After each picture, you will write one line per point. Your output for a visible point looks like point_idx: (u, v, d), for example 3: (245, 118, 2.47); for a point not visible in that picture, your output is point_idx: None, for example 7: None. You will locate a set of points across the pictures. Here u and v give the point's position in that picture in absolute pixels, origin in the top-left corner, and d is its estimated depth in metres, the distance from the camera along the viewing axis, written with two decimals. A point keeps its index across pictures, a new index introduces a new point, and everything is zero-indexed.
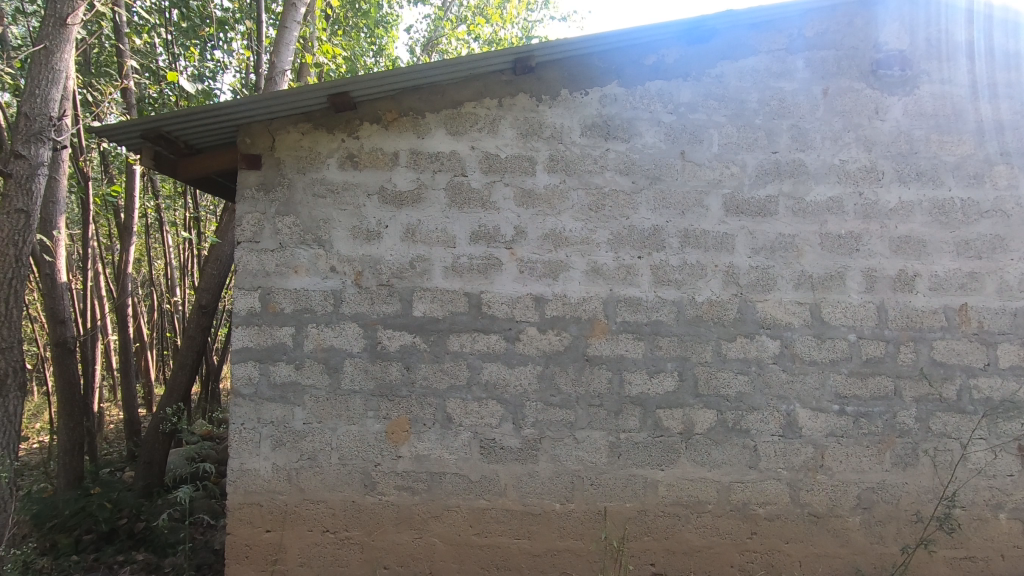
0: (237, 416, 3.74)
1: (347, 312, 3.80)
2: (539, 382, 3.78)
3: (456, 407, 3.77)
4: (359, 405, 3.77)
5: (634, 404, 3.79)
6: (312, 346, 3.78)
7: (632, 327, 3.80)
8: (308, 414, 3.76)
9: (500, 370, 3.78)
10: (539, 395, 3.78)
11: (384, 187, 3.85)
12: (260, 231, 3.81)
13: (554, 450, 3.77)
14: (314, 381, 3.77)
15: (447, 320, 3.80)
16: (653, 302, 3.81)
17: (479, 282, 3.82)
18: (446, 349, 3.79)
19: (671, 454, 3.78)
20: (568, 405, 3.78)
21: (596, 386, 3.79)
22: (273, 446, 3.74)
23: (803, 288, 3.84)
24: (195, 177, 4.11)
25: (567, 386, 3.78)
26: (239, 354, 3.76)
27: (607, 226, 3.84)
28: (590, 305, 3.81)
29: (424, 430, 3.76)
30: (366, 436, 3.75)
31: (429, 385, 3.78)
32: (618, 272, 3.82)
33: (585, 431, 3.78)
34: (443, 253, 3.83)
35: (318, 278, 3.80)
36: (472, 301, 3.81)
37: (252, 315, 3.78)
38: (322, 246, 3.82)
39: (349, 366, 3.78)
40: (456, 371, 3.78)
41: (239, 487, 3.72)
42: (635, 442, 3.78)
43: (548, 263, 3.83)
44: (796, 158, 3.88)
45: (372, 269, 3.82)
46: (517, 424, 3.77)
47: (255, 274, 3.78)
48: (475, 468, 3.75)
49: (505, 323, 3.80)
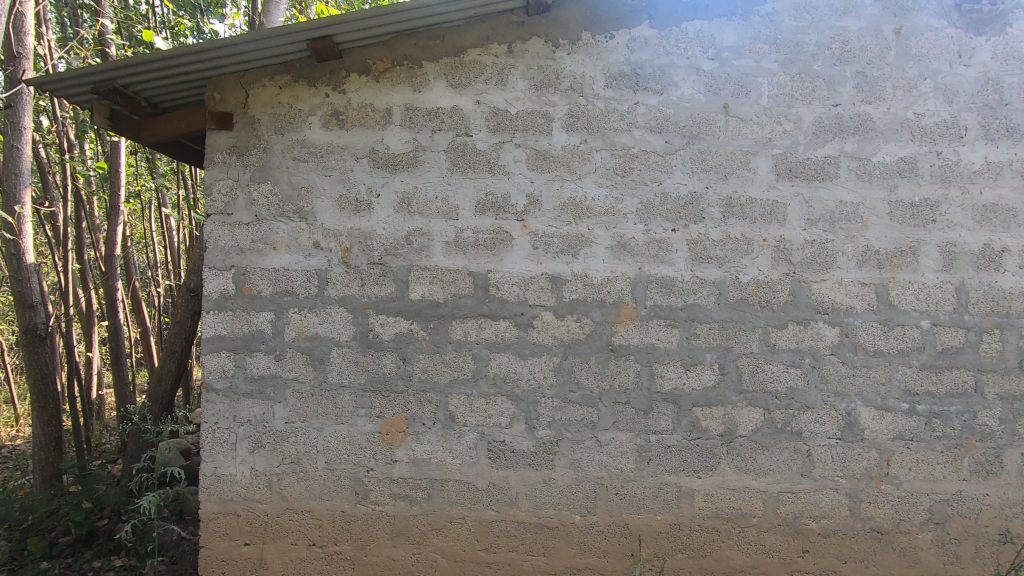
0: (210, 414, 3.27)
1: (333, 295, 3.28)
2: (557, 376, 3.26)
3: (460, 404, 3.26)
4: (349, 401, 3.28)
5: (667, 402, 3.26)
6: (294, 334, 3.28)
7: (665, 312, 3.25)
8: (291, 413, 3.28)
9: (511, 362, 3.26)
10: (556, 391, 3.26)
11: (375, 149, 3.31)
12: (233, 201, 3.30)
13: (574, 454, 3.26)
14: (297, 374, 3.28)
15: (450, 304, 3.28)
16: (690, 283, 3.25)
17: (485, 259, 3.28)
18: (449, 338, 3.28)
19: (710, 460, 3.25)
20: (590, 403, 3.26)
21: (623, 381, 3.26)
22: (251, 449, 3.27)
23: (869, 266, 3.25)
24: (161, 141, 3.60)
25: (589, 380, 3.26)
26: (212, 343, 3.28)
27: (636, 194, 3.27)
28: (615, 286, 3.26)
29: (423, 431, 3.27)
30: (357, 437, 3.27)
31: (429, 379, 3.27)
32: (649, 248, 3.26)
33: (609, 433, 3.26)
34: (445, 227, 3.29)
35: (300, 255, 3.29)
36: (478, 282, 3.28)
37: (225, 298, 3.28)
38: (305, 219, 3.30)
39: (337, 357, 3.28)
40: (460, 363, 3.27)
41: (213, 495, 3.26)
42: (667, 446, 3.25)
43: (567, 237, 3.28)
44: (861, 111, 3.27)
45: (362, 245, 3.29)
46: (530, 425, 3.26)
47: (228, 251, 3.29)
48: (483, 474, 3.26)
49: (517, 307, 3.27)
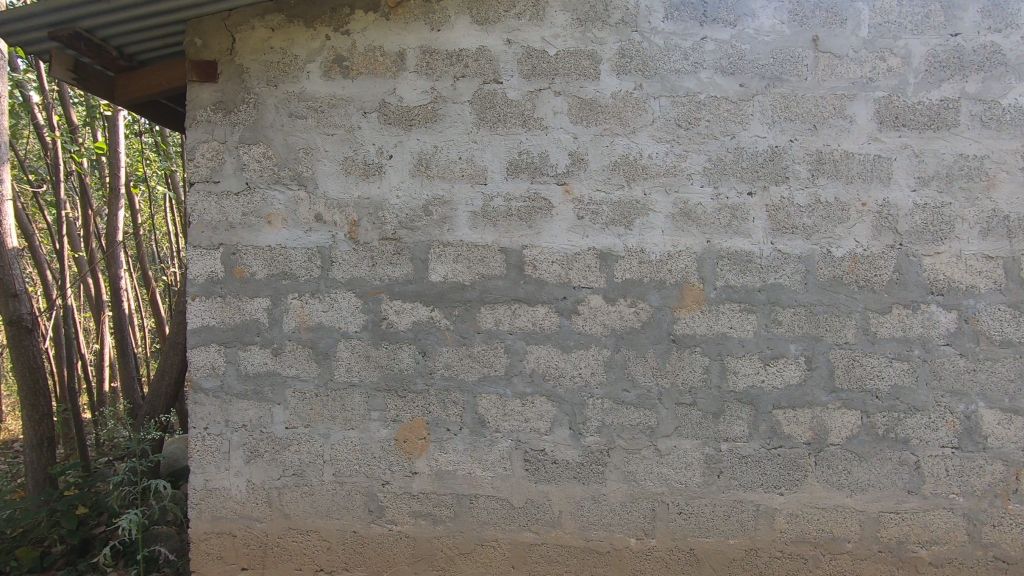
0: (199, 418, 2.79)
1: (339, 277, 2.76)
2: (608, 372, 2.71)
3: (491, 406, 2.73)
4: (360, 403, 2.77)
5: (742, 403, 2.69)
6: (295, 323, 2.78)
7: (739, 293, 2.68)
8: (292, 416, 2.78)
9: (552, 355, 2.72)
10: (607, 390, 2.71)
11: (386, 101, 2.76)
12: (219, 167, 2.78)
13: (628, 465, 2.72)
14: (299, 371, 2.78)
15: (478, 287, 2.74)
16: (771, 259, 2.67)
17: (520, 232, 2.73)
18: (477, 327, 2.74)
19: (795, 474, 2.68)
20: (648, 404, 2.70)
21: (688, 377, 2.69)
22: (246, 459, 2.79)
23: (995, 235, 2.62)
24: (138, 100, 3.10)
25: (646, 378, 2.70)
26: (198, 335, 2.79)
27: (703, 150, 2.68)
28: (678, 263, 2.69)
29: (448, 439, 2.75)
30: (370, 445, 2.76)
31: (454, 376, 2.74)
32: (719, 216, 2.68)
33: (671, 440, 2.70)
34: (470, 194, 2.74)
35: (299, 231, 2.77)
36: (511, 260, 2.73)
37: (213, 282, 2.79)
38: (304, 187, 2.77)
39: (345, 351, 2.77)
40: (491, 357, 2.73)
41: (204, 512, 2.79)
42: (742, 456, 2.69)
43: (619, 205, 2.70)
44: (987, 41, 2.63)
45: (371, 217, 2.76)
46: (575, 430, 2.72)
47: (216, 227, 2.78)
48: (519, 490, 2.73)
49: (558, 290, 2.71)
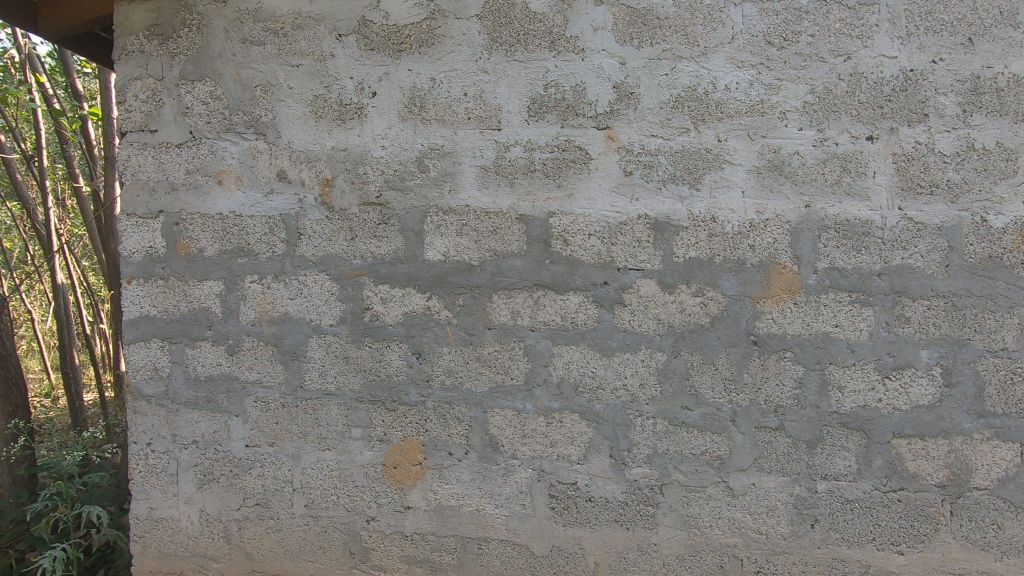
0: (141, 431, 2.22)
1: (310, 255, 2.12)
2: (663, 384, 2.02)
3: (506, 426, 2.08)
4: (338, 417, 2.15)
5: (848, 428, 1.97)
6: (253, 313, 2.16)
7: (849, 278, 1.93)
8: (253, 432, 2.18)
9: (587, 360, 2.04)
10: (661, 408, 2.02)
11: (368, 19, 2.07)
12: (156, 111, 2.15)
13: (689, 507, 2.04)
14: (261, 375, 2.17)
15: (488, 268, 2.06)
16: (897, 230, 1.91)
17: (546, 194, 2.02)
18: (487, 321, 2.07)
19: (922, 526, 1.96)
20: (716, 427, 2.01)
21: (773, 393, 1.98)
22: (198, 484, 2.21)
23: None
24: (72, 33, 2.47)
25: (715, 392, 2.00)
26: (136, 327, 2.20)
27: (804, 78, 1.91)
28: (763, 235, 1.95)
29: (450, 466, 2.11)
30: (351, 471, 2.15)
31: (458, 385, 2.09)
32: (823, 170, 1.92)
33: (747, 477, 2.01)
34: (478, 143, 2.04)
35: (256, 194, 2.12)
36: (533, 231, 2.03)
37: (152, 260, 2.18)
38: (262, 135, 2.12)
39: (318, 350, 2.14)
40: (507, 361, 2.07)
41: (150, 547, 2.24)
42: (846, 501, 1.98)
43: (681, 155, 1.96)
44: None
45: (350, 176, 2.09)
46: (618, 460, 2.05)
47: (154, 189, 2.16)
48: (542, 535, 2.09)
49: (596, 272, 2.01)
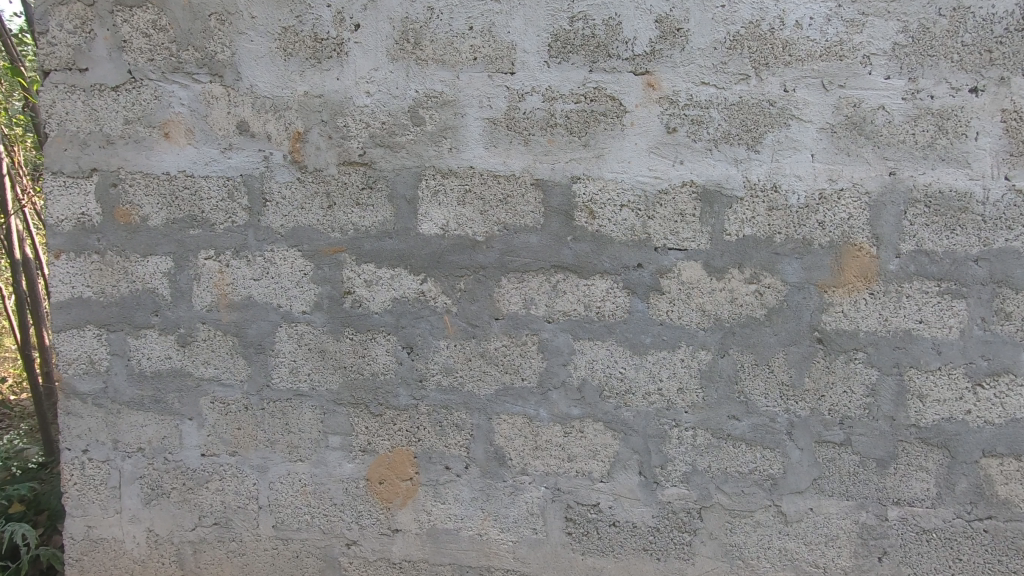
0: (75, 436, 1.85)
1: (277, 227, 1.74)
2: (705, 389, 1.67)
3: (515, 436, 1.73)
4: (312, 423, 1.79)
5: (928, 446, 1.63)
6: (208, 296, 1.77)
7: (940, 264, 1.58)
8: (210, 438, 1.82)
9: (615, 359, 1.68)
10: (703, 417, 1.68)
11: None
12: (87, 45, 1.73)
13: (733, 536, 1.70)
14: (219, 371, 1.80)
15: (497, 245, 1.69)
16: (1001, 206, 1.55)
17: (569, 155, 1.65)
18: (494, 310, 1.70)
19: (1011, 563, 1.64)
20: (769, 441, 1.67)
21: (839, 401, 1.64)
22: (144, 499, 1.85)
23: None
24: None
25: (769, 400, 1.66)
26: (67, 311, 1.81)
27: (896, 13, 1.53)
28: (836, 210, 1.59)
29: (446, 482, 1.76)
30: (328, 487, 1.80)
31: (457, 387, 1.73)
32: (913, 130, 1.56)
33: (804, 501, 1.68)
34: (486, 89, 1.65)
35: (211, 149, 1.73)
36: (552, 201, 1.66)
37: (85, 230, 1.78)
38: (218, 77, 1.71)
39: (288, 342, 1.77)
40: (517, 359, 1.71)
41: (88, 572, 1.89)
42: (921, 531, 1.66)
43: (738, 109, 1.59)
44: None
45: (326, 130, 1.70)
46: (648, 479, 1.71)
47: (86, 143, 1.76)
48: (555, 565, 1.75)
49: (629, 252, 1.65)
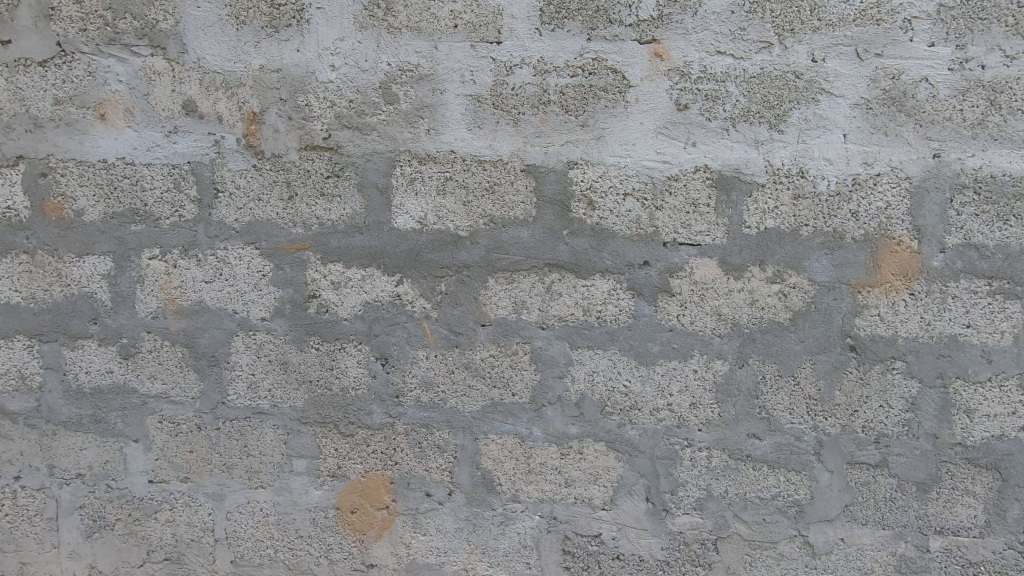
0: (6, 461, 1.63)
1: (231, 221, 1.52)
2: (722, 404, 1.46)
3: (505, 458, 1.52)
4: (274, 445, 1.57)
5: (976, 467, 1.43)
6: (154, 301, 1.55)
7: (990, 259, 1.37)
8: (158, 463, 1.60)
9: (618, 370, 1.47)
10: (719, 436, 1.47)
11: None
12: (8, 13, 1.50)
13: (753, 570, 1.50)
14: (167, 386, 1.57)
15: (482, 241, 1.47)
16: None
17: (564, 137, 1.43)
18: (480, 316, 1.49)
19: None
20: (794, 463, 1.46)
21: (875, 418, 1.44)
22: (85, 532, 1.63)
23: None
24: None
25: (794, 416, 1.45)
26: None
27: None
28: (872, 197, 1.38)
29: (427, 511, 1.55)
30: (293, 517, 1.58)
31: (439, 404, 1.52)
32: (961, 105, 1.35)
33: (834, 530, 1.47)
34: (469, 62, 1.43)
35: (154, 133, 1.50)
36: (546, 189, 1.45)
37: (11, 227, 1.56)
38: (160, 49, 1.48)
39: (245, 353, 1.55)
40: (507, 371, 1.50)
41: None
42: (967, 564, 1.46)
43: (759, 82, 1.38)
44: None
45: (286, 110, 1.48)
46: (656, 506, 1.50)
47: (9, 126, 1.53)
48: None
49: (634, 248, 1.44)
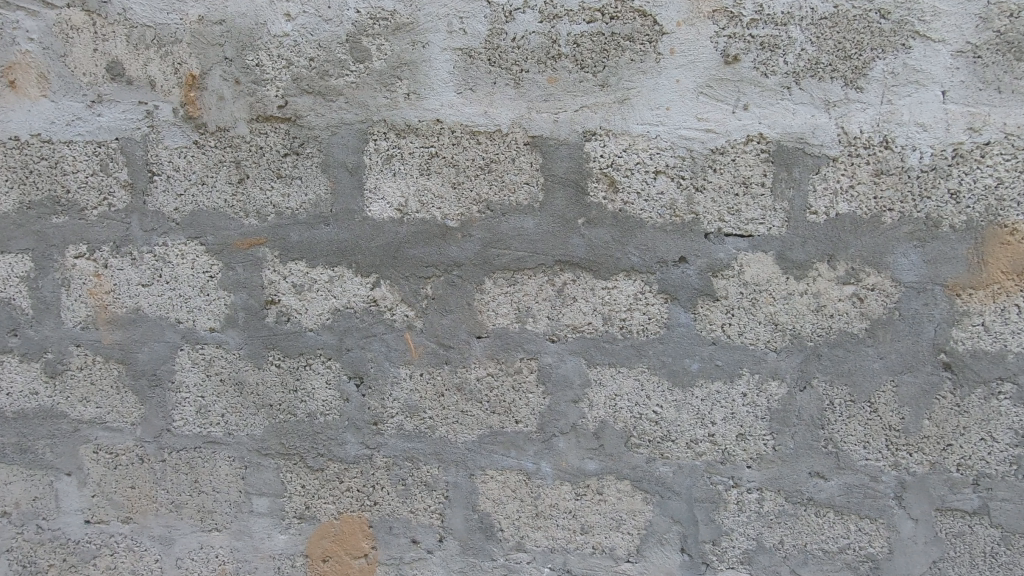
0: None
1: (170, 211, 1.24)
2: (777, 436, 1.17)
3: (508, 499, 1.24)
4: (230, 481, 1.31)
5: None
6: (82, 309, 1.28)
7: None
8: (95, 501, 1.34)
9: (647, 393, 1.18)
10: (774, 475, 1.18)
11: None
12: None
13: None
14: (102, 410, 1.31)
15: (477, 234, 1.18)
16: None
17: (578, 100, 1.13)
18: (475, 327, 1.20)
19: None
20: (869, 509, 1.17)
21: (974, 454, 1.13)
22: None
23: None
24: None
25: (869, 452, 1.15)
26: None
27: None
28: (978, 173, 1.07)
29: (414, 561, 1.28)
30: (255, 565, 1.32)
31: (426, 433, 1.24)
32: None
33: None
34: (458, 6, 1.13)
35: (74, 103, 1.22)
36: (556, 168, 1.15)
37: None
38: None
39: (192, 371, 1.28)
40: (509, 394, 1.21)
41: None
42: None
43: (833, 24, 1.06)
44: None
45: (232, 72, 1.19)
46: (694, 558, 1.22)
47: None
48: None
49: (667, 241, 1.14)
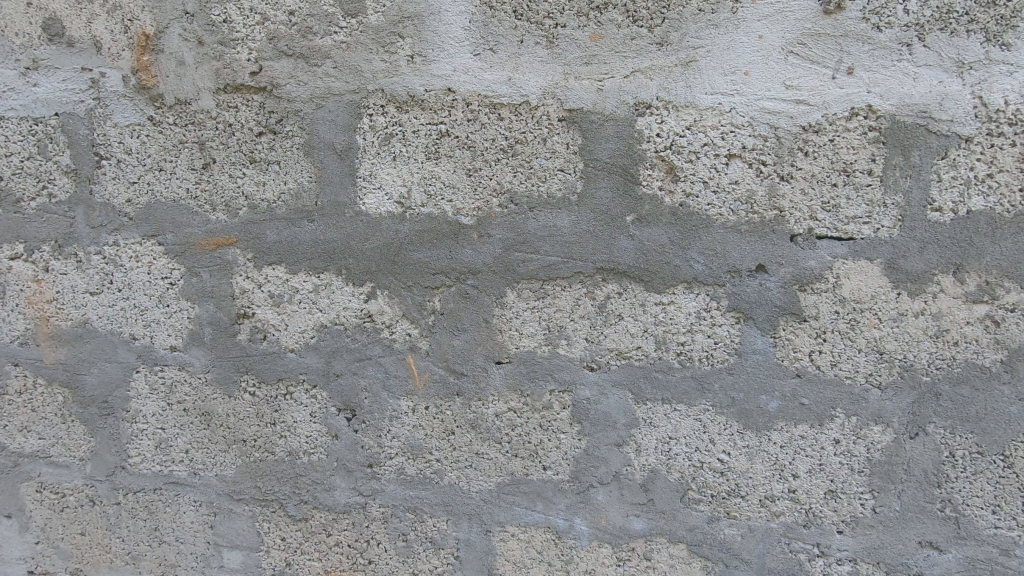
0: None
1: (122, 202, 1.01)
2: (878, 495, 0.91)
3: (532, 563, 1.00)
4: (196, 530, 1.08)
5: None
6: (19, 321, 1.06)
7: None
8: (40, 548, 1.13)
9: (710, 437, 0.94)
10: (873, 544, 0.92)
11: None
12: None
13: None
14: (46, 443, 1.09)
15: (497, 234, 0.94)
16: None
17: (629, 63, 0.88)
18: (493, 350, 0.96)
19: None
20: None
21: None
22: None
23: None
24: None
25: (1000, 519, 0.89)
26: None
27: None
28: None
29: None
30: None
31: (431, 479, 1.01)
32: None
33: None
34: None
35: (6, 70, 1.00)
36: (599, 150, 0.90)
37: None
38: None
39: (150, 398, 1.05)
40: (535, 434, 0.97)
41: None
42: None
43: None
44: None
45: (194, 30, 0.95)
46: None
47: None
48: None
49: (741, 244, 0.89)
